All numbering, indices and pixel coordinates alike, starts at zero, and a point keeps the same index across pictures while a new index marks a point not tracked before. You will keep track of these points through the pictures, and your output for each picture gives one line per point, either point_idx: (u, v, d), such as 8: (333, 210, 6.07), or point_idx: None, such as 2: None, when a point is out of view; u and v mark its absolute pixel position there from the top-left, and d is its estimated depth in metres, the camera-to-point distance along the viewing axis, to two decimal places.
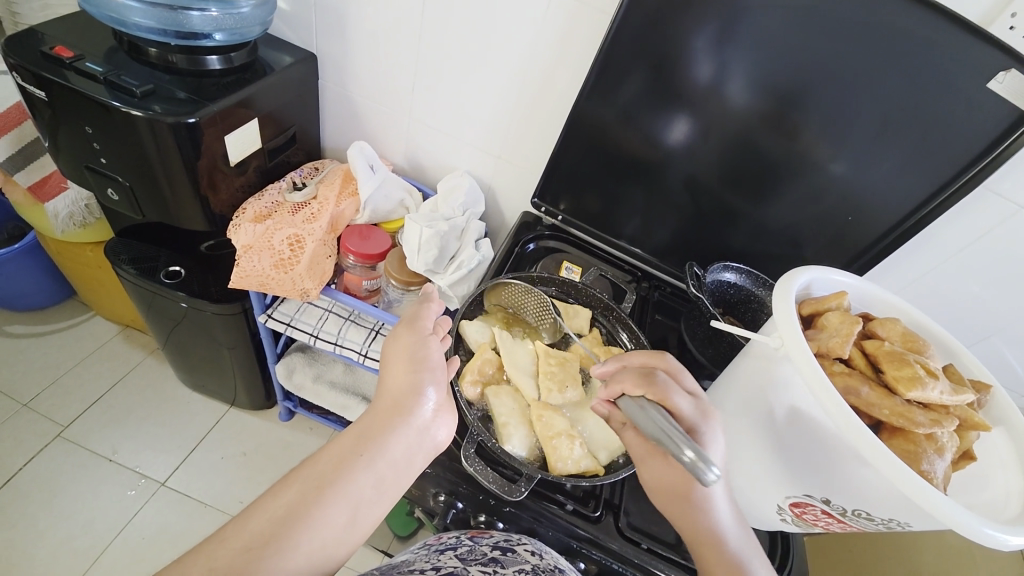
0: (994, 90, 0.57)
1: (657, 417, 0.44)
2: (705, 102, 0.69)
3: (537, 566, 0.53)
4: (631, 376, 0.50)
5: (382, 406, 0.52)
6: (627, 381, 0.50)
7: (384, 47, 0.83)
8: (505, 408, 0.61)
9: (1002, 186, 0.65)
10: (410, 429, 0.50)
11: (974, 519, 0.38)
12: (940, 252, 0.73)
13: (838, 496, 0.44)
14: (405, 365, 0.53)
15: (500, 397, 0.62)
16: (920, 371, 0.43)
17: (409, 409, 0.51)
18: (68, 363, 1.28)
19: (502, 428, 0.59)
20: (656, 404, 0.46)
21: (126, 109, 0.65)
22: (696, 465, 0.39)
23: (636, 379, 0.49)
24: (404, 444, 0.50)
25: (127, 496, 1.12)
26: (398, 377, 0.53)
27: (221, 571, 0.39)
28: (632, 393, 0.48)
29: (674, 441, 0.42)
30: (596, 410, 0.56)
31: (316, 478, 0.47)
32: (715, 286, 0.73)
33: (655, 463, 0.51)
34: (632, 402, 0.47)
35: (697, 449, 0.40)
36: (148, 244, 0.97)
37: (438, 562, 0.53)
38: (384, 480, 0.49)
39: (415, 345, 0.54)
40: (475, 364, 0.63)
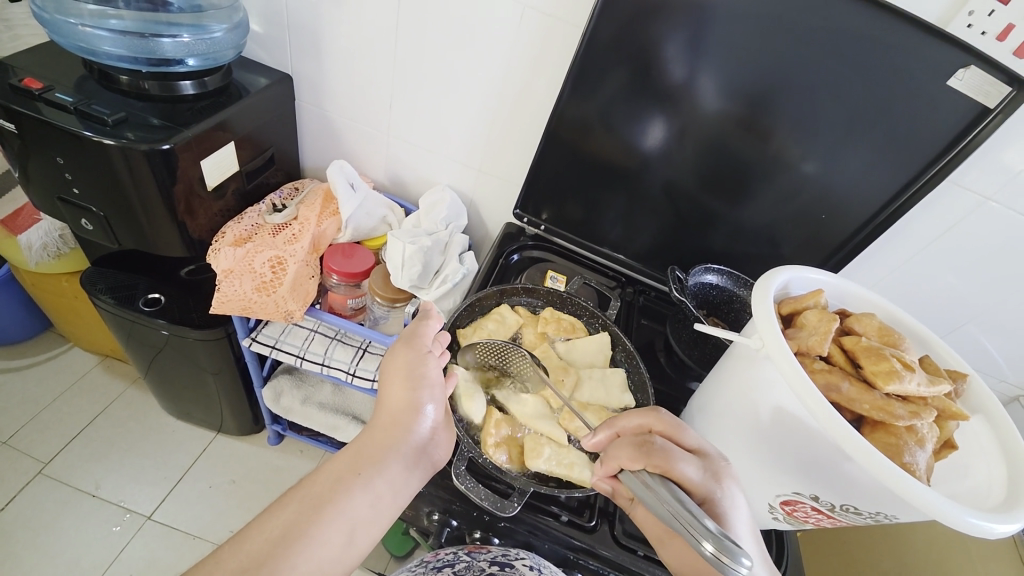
0: (954, 87, 0.60)
1: (663, 495, 0.43)
2: (678, 109, 0.70)
3: None
4: (626, 447, 0.49)
5: (381, 424, 0.53)
6: (624, 454, 0.49)
7: (360, 65, 0.83)
8: (541, 450, 0.58)
9: (966, 179, 0.67)
10: (408, 447, 0.52)
11: (958, 510, 0.38)
12: (912, 246, 0.75)
13: (827, 492, 0.45)
14: (404, 381, 0.54)
15: (539, 448, 0.58)
16: (896, 364, 0.45)
17: (409, 428, 0.52)
18: (47, 397, 1.24)
19: (569, 475, 0.57)
20: (657, 477, 0.45)
21: (98, 138, 0.64)
22: (721, 559, 0.38)
23: (631, 451, 0.48)
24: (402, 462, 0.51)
25: (112, 532, 1.08)
26: (396, 394, 0.54)
27: None
28: (631, 467, 0.47)
29: (691, 527, 0.40)
30: (599, 487, 0.54)
31: (314, 497, 0.46)
32: (698, 288, 0.74)
33: (676, 543, 0.50)
34: (632, 476, 0.46)
35: (717, 537, 0.38)
36: (125, 272, 0.95)
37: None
38: (381, 499, 0.49)
39: (413, 362, 0.55)
40: (491, 432, 0.58)
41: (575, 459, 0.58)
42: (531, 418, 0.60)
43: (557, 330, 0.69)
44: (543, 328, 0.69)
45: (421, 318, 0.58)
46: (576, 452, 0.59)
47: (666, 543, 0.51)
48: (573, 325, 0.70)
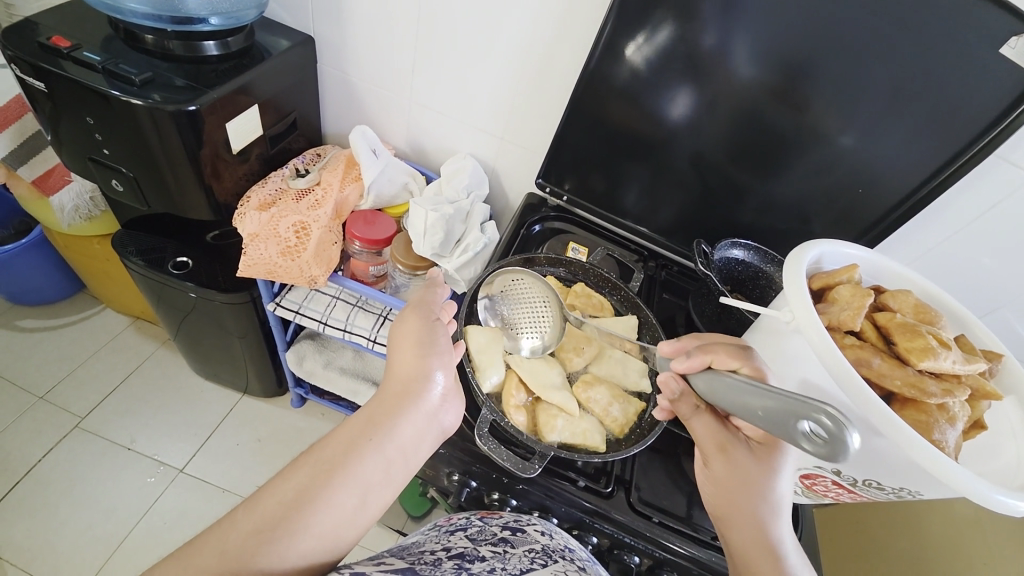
0: (1006, 56, 0.56)
1: (756, 386, 0.42)
2: (711, 76, 0.67)
3: (547, 546, 0.52)
4: (727, 348, 0.48)
5: (391, 390, 0.52)
6: (724, 352, 0.47)
7: (381, 26, 0.81)
8: (559, 418, 0.59)
9: (1015, 155, 0.64)
10: (420, 412, 0.51)
11: (988, 488, 0.38)
12: (952, 224, 0.72)
13: (849, 467, 0.45)
14: (414, 348, 0.54)
15: (555, 418, 0.59)
16: (932, 341, 0.43)
17: (420, 394, 0.52)
18: (82, 356, 1.30)
19: (583, 443, 0.58)
20: (750, 378, 0.44)
21: (125, 98, 0.64)
22: (834, 429, 0.36)
23: (731, 350, 0.47)
24: (414, 428, 0.51)
25: (147, 483, 1.15)
26: (406, 362, 0.53)
27: (230, 556, 0.38)
28: (726, 364, 0.47)
29: (802, 405, 0.38)
30: (665, 384, 0.51)
31: (326, 460, 0.46)
32: (723, 263, 0.73)
33: (736, 454, 0.47)
34: (725, 375, 0.45)
35: (834, 412, 0.36)
36: (154, 235, 0.98)
37: (449, 542, 0.52)
38: (393, 463, 0.49)
39: (424, 329, 0.55)
40: (512, 393, 0.60)
41: (589, 425, 0.60)
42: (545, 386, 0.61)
43: (585, 305, 0.70)
44: (571, 300, 0.70)
45: (429, 284, 0.59)
46: (587, 420, 0.61)
47: (726, 452, 0.48)
48: (602, 304, 0.71)
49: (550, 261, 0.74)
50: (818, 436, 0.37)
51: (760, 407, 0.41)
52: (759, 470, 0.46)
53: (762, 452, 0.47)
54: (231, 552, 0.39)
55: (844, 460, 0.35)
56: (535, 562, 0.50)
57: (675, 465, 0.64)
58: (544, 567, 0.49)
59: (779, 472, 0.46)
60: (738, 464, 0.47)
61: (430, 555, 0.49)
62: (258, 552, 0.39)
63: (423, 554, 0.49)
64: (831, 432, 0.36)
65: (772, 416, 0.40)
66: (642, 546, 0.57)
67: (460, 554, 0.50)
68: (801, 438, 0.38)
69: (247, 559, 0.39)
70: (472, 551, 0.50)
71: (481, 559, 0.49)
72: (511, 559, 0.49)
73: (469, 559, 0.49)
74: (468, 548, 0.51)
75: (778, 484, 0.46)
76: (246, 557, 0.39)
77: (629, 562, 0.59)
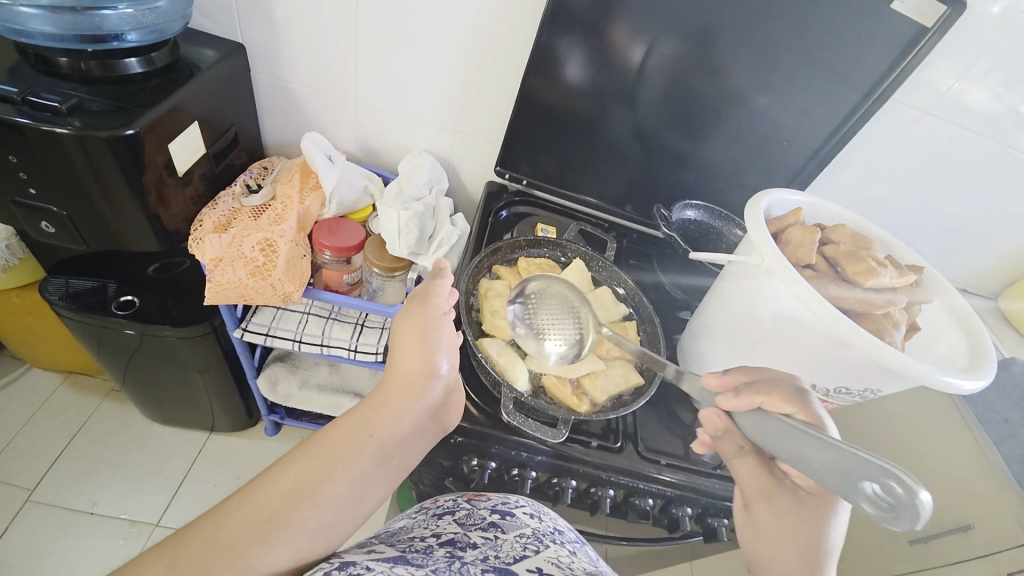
0: (896, 11, 0.65)
1: (814, 436, 0.40)
2: (652, 52, 0.72)
3: (537, 528, 0.55)
4: (775, 388, 0.46)
5: (393, 387, 0.54)
6: (771, 392, 0.46)
7: (317, 28, 0.78)
8: (598, 378, 0.64)
9: (908, 98, 0.74)
10: (420, 408, 0.53)
11: (937, 373, 0.46)
12: (863, 164, 0.83)
13: (824, 380, 0.52)
14: (419, 345, 0.56)
15: (597, 379, 0.64)
16: (872, 263, 0.51)
17: (420, 391, 0.53)
18: (14, 424, 1.16)
19: (628, 384, 0.65)
20: (803, 422, 0.43)
21: (40, 127, 0.58)
22: (899, 496, 0.34)
23: (781, 394, 0.46)
24: (413, 423, 0.52)
25: (121, 545, 1.06)
26: (410, 359, 0.56)
27: (227, 544, 0.38)
28: (774, 408, 0.45)
29: (866, 463, 0.36)
30: (707, 421, 0.50)
31: (328, 452, 0.47)
32: (681, 224, 0.80)
33: (778, 501, 0.46)
34: (777, 419, 0.44)
35: (907, 477, 0.34)
36: (88, 278, 0.89)
37: (439, 529, 0.54)
38: (391, 457, 0.50)
39: (427, 325, 0.57)
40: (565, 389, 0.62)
41: (606, 380, 0.64)
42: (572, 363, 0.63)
43: None
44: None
45: (432, 278, 0.60)
46: (615, 366, 0.66)
47: (768, 498, 0.46)
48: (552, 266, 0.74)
49: (527, 241, 0.76)
50: (882, 498, 0.35)
51: (816, 459, 0.39)
52: (806, 522, 0.44)
53: (810, 501, 0.45)
54: (229, 542, 0.38)
55: (911, 528, 0.33)
56: (527, 548, 0.50)
57: (667, 413, 0.70)
58: (536, 553, 0.50)
59: (825, 518, 0.44)
60: (784, 512, 0.45)
61: (422, 543, 0.51)
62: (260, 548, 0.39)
63: (414, 542, 0.51)
64: (899, 496, 0.34)
65: (832, 470, 0.38)
66: (655, 489, 0.62)
67: (451, 541, 0.52)
68: (866, 499, 0.36)
69: (241, 548, 0.38)
70: (462, 538, 0.52)
71: (472, 546, 0.50)
72: (502, 545, 0.51)
73: (461, 546, 0.50)
74: (458, 534, 0.53)
75: (829, 538, 0.43)
76: (243, 547, 0.38)
77: (645, 507, 0.63)
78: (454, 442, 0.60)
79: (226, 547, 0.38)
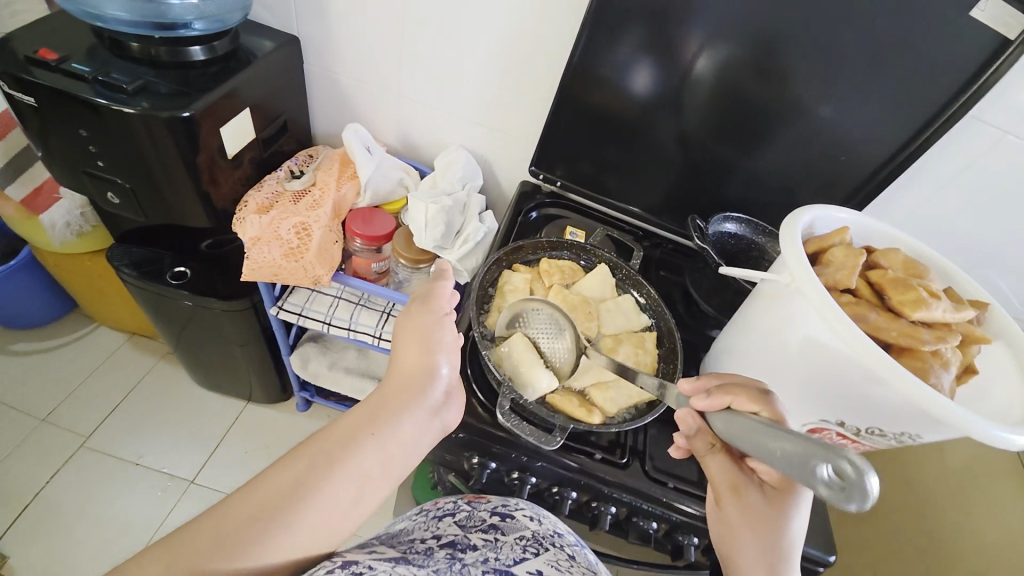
0: (977, 18, 0.58)
1: (773, 429, 0.40)
2: (701, 56, 0.69)
3: (536, 531, 0.54)
4: (747, 390, 0.45)
5: (394, 383, 0.53)
6: (741, 395, 0.45)
7: (367, 23, 0.81)
8: (606, 389, 0.62)
9: (990, 115, 0.66)
10: (421, 406, 0.51)
11: (989, 428, 0.41)
12: (931, 185, 0.75)
13: (853, 417, 0.47)
14: (419, 344, 0.55)
15: (607, 389, 0.62)
16: (923, 293, 0.46)
17: (422, 391, 0.52)
18: (81, 375, 1.29)
19: (640, 398, 0.62)
20: (768, 421, 0.42)
21: (113, 106, 0.63)
22: (851, 477, 0.33)
23: (752, 395, 0.45)
24: (416, 422, 0.50)
25: (160, 496, 1.15)
26: (411, 357, 0.55)
27: (226, 538, 0.38)
28: (745, 409, 0.44)
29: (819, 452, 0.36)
30: (681, 422, 0.49)
31: (326, 448, 0.45)
32: (718, 237, 0.76)
33: (747, 497, 0.47)
34: (744, 417, 0.43)
35: (856, 458, 0.33)
36: (148, 248, 0.97)
37: (439, 531, 0.55)
38: (393, 456, 0.48)
39: (430, 326, 0.56)
40: (567, 398, 0.60)
41: (615, 391, 0.62)
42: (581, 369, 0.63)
43: (561, 279, 0.71)
44: (549, 281, 0.71)
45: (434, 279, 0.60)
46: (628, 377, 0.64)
47: (739, 493, 0.47)
48: (573, 270, 0.72)
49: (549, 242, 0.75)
50: (836, 480, 0.34)
51: (777, 449, 0.38)
52: (770, 517, 0.45)
53: (774, 495, 0.46)
54: (228, 537, 0.38)
55: (863, 507, 0.32)
56: (527, 550, 0.51)
57: None
58: (535, 556, 0.50)
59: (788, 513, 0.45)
60: (748, 508, 0.46)
61: (422, 544, 0.52)
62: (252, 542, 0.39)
63: (415, 543, 0.52)
64: (850, 479, 0.33)
65: (790, 458, 0.37)
66: (659, 512, 0.60)
67: (451, 543, 0.52)
68: (818, 485, 0.35)
69: (239, 544, 0.38)
70: (462, 539, 0.53)
71: (472, 548, 0.51)
72: (502, 548, 0.51)
73: (461, 548, 0.51)
74: (459, 536, 0.54)
75: (789, 531, 0.45)
76: (240, 543, 0.38)
77: (647, 528, 0.61)
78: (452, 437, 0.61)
79: (223, 540, 0.38)
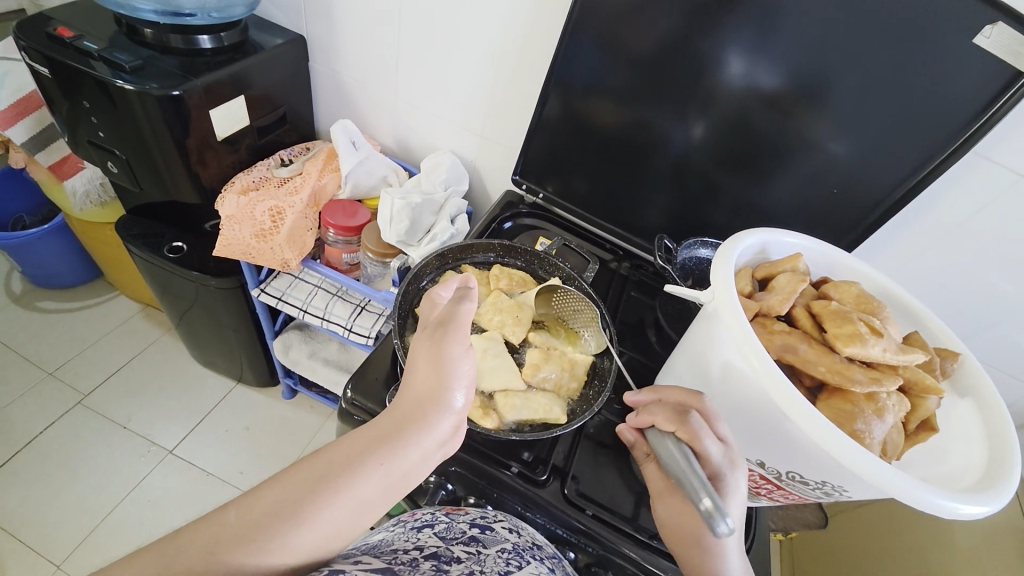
0: (980, 46, 0.54)
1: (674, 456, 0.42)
2: (685, 73, 0.67)
3: (517, 544, 0.54)
4: (665, 408, 0.45)
5: (400, 406, 0.46)
6: (660, 414, 0.45)
7: (370, 27, 0.85)
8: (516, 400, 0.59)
9: (997, 154, 0.61)
10: (426, 435, 0.45)
11: (910, 485, 0.37)
12: (939, 226, 0.69)
13: (770, 458, 0.43)
14: (430, 366, 0.47)
15: (512, 397, 0.59)
16: (861, 328, 0.41)
17: (429, 420, 0.45)
18: (93, 337, 1.37)
19: (546, 417, 0.58)
20: (683, 442, 0.43)
21: (123, 85, 0.69)
22: (711, 515, 0.38)
23: (669, 413, 0.45)
24: (419, 453, 0.44)
25: (138, 462, 1.19)
26: (419, 378, 0.47)
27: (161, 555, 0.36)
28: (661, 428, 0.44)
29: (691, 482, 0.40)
30: (621, 434, 0.53)
31: (320, 472, 0.41)
32: (688, 262, 0.71)
33: (676, 500, 0.48)
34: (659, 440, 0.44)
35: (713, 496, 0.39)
36: (156, 222, 1.03)
37: (420, 541, 0.52)
38: (395, 484, 0.44)
39: (444, 349, 0.47)
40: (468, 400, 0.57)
41: (524, 403, 0.59)
42: (494, 372, 0.61)
43: (508, 285, 0.70)
44: (494, 286, 0.70)
45: (456, 302, 0.49)
46: (546, 395, 0.60)
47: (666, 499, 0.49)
48: (524, 279, 0.71)
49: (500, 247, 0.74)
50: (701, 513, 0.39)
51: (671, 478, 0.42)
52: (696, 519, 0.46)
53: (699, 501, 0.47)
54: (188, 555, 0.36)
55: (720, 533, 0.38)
56: (509, 563, 0.51)
57: (624, 459, 0.62)
58: (518, 569, 0.50)
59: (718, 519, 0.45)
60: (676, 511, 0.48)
61: (406, 556, 0.50)
62: (244, 557, 0.37)
63: (397, 554, 0.50)
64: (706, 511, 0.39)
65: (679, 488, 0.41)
66: (577, 541, 0.57)
67: (434, 555, 0.51)
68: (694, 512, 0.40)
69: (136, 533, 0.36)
70: (445, 551, 0.51)
71: (456, 561, 0.50)
72: (487, 561, 0.51)
73: (445, 561, 0.50)
74: (441, 548, 0.52)
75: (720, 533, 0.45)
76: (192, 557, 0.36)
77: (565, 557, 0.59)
78: (355, 421, 0.61)
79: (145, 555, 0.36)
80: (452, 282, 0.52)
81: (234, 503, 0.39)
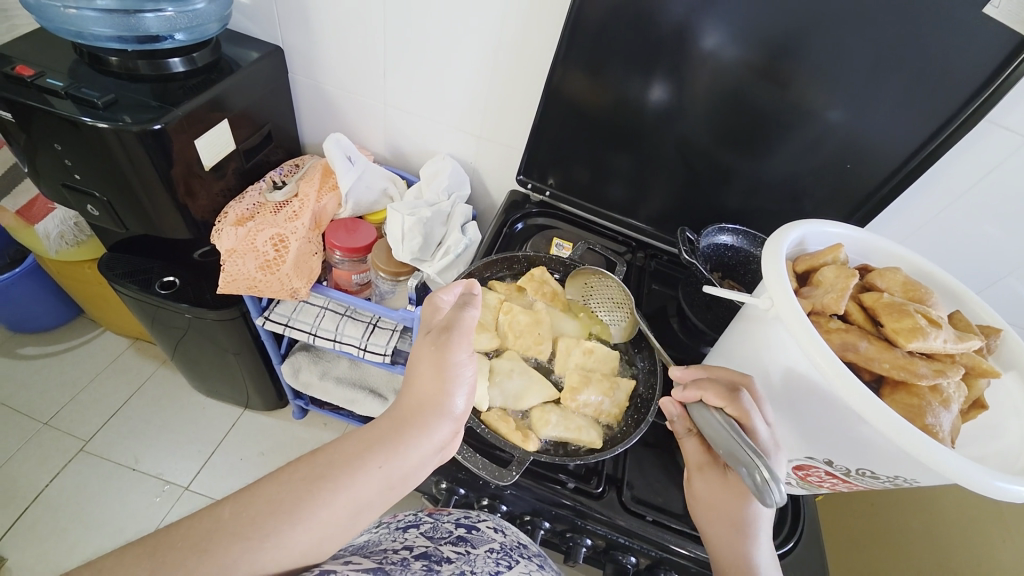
0: (991, 16, 0.52)
1: (723, 428, 0.43)
2: (679, 57, 0.64)
3: (504, 543, 0.52)
4: (716, 383, 0.45)
5: (401, 409, 0.45)
6: (711, 389, 0.45)
7: (349, 31, 0.80)
8: (556, 425, 0.59)
9: (1009, 118, 0.61)
10: (426, 439, 0.43)
11: (984, 475, 0.37)
12: (950, 193, 0.69)
13: (840, 457, 0.44)
14: (432, 371, 0.45)
15: (547, 414, 0.60)
16: (921, 321, 0.41)
17: (431, 425, 0.44)
18: (84, 380, 1.31)
19: (578, 439, 0.58)
20: (731, 419, 0.43)
21: (95, 123, 0.63)
22: (760, 487, 0.39)
23: (719, 389, 0.44)
24: (419, 454, 0.43)
25: (153, 503, 1.15)
26: (421, 384, 0.45)
27: None
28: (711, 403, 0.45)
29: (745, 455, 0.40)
30: (663, 408, 0.52)
31: (317, 471, 0.40)
32: (710, 250, 0.69)
33: (714, 475, 0.48)
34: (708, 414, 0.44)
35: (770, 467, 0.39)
36: (139, 257, 0.97)
37: (408, 541, 0.50)
38: (392, 487, 0.42)
39: (446, 353, 0.45)
40: (503, 425, 0.57)
41: (560, 419, 0.60)
42: (525, 390, 0.62)
43: (536, 291, 0.69)
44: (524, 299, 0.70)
45: (461, 307, 0.47)
46: (580, 417, 0.61)
47: (704, 472, 0.48)
48: (553, 291, 0.69)
49: (525, 258, 0.74)
50: (750, 481, 0.39)
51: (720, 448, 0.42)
52: (735, 497, 0.46)
53: (737, 479, 0.46)
54: None
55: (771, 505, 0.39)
56: (499, 563, 0.48)
57: (669, 458, 0.63)
58: (509, 569, 0.48)
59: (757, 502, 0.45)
60: (715, 486, 0.47)
61: (396, 554, 0.47)
62: (236, 556, 0.35)
63: (387, 554, 0.47)
64: (759, 483, 0.39)
65: (727, 456, 0.42)
66: (637, 547, 0.56)
67: (425, 554, 0.48)
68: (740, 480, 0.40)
69: None
70: (435, 551, 0.48)
71: (447, 561, 0.47)
72: (477, 561, 0.48)
73: (436, 560, 0.47)
74: (430, 548, 0.49)
75: (754, 517, 0.45)
76: None
77: (624, 563, 0.57)
78: None
79: None
80: (456, 286, 0.51)
81: (230, 496, 0.38)
